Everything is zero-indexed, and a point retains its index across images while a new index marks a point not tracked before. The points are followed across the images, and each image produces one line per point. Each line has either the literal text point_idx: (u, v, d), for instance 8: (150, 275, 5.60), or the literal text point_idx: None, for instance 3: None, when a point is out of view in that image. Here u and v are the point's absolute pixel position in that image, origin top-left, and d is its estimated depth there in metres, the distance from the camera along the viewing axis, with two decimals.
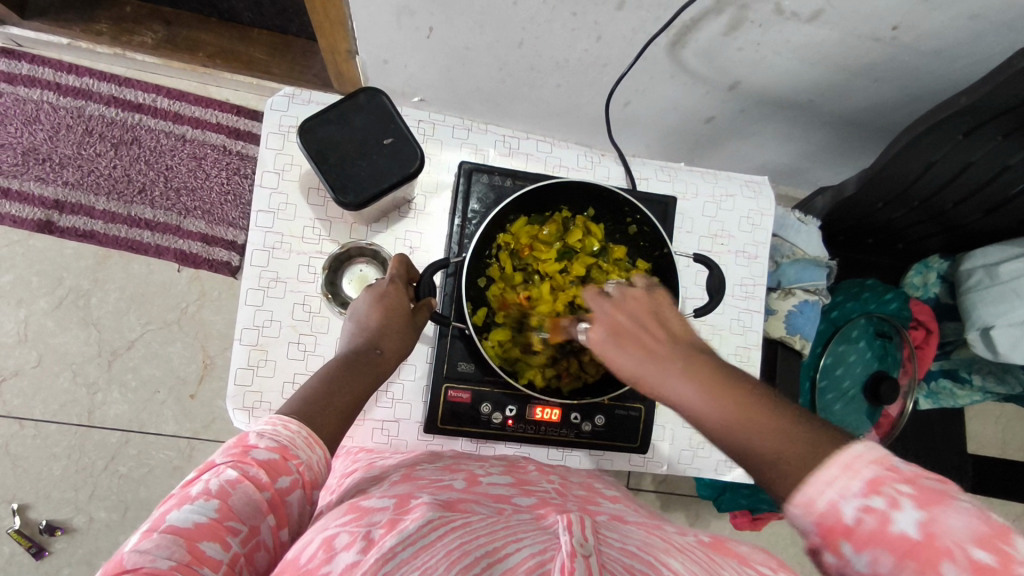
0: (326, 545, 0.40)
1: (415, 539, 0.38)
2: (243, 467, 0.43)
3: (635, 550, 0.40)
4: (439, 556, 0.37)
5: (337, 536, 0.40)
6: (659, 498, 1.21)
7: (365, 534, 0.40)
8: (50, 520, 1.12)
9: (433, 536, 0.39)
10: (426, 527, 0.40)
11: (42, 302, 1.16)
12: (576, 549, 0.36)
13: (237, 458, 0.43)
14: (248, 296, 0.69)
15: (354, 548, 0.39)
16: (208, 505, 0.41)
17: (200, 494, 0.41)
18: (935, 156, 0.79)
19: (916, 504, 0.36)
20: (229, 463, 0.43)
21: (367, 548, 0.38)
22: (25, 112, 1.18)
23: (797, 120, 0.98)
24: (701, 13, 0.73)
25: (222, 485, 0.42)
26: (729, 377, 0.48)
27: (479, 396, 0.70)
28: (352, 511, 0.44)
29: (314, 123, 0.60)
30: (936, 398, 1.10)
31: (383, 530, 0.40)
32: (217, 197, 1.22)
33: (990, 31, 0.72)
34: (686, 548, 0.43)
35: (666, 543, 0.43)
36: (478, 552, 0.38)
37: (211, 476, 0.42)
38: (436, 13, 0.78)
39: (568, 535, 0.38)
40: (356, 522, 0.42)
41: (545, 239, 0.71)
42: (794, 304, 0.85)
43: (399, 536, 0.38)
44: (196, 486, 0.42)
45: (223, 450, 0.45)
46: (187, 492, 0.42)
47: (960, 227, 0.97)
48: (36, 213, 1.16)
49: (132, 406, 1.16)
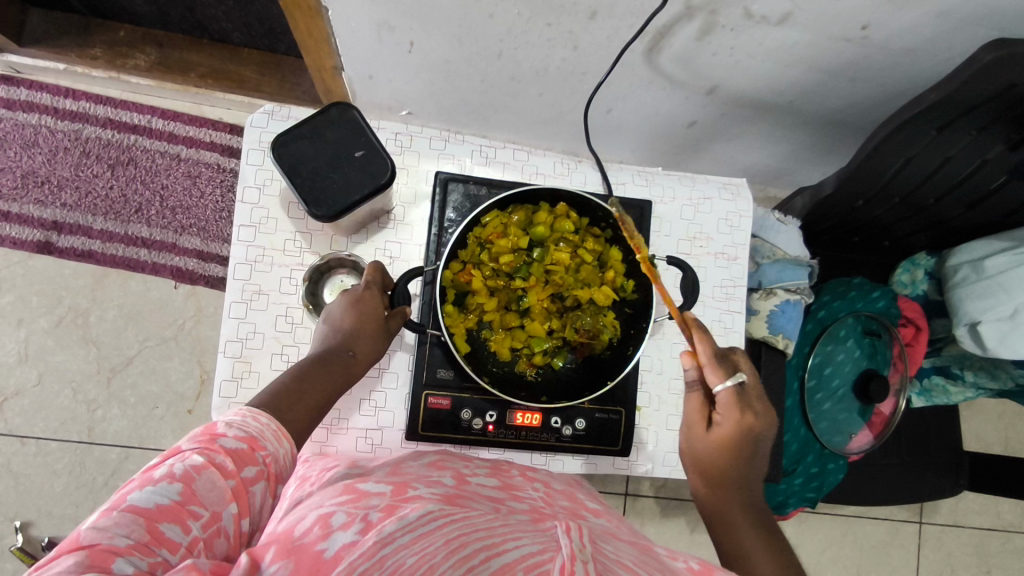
0: (322, 521, 0.41)
1: (414, 527, 0.39)
2: (209, 453, 0.43)
3: (631, 563, 0.42)
4: (438, 543, 0.39)
5: (336, 514, 0.41)
6: (656, 504, 1.21)
7: (363, 516, 0.41)
8: (52, 537, 1.13)
9: (433, 526, 0.40)
10: (427, 517, 0.40)
11: (41, 321, 1.18)
12: (576, 553, 0.38)
13: (204, 444, 0.44)
14: (231, 309, 0.70)
15: (351, 529, 0.40)
16: (171, 488, 0.41)
17: (163, 477, 0.42)
18: (912, 151, 0.80)
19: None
20: (195, 449, 0.44)
21: (365, 530, 0.39)
22: (24, 136, 1.20)
23: (778, 122, 0.99)
24: (672, 20, 0.74)
25: (186, 470, 0.42)
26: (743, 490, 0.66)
27: (459, 402, 0.71)
28: (349, 492, 0.44)
29: (288, 138, 0.61)
30: (928, 396, 1.08)
31: (381, 514, 0.41)
32: (212, 213, 1.24)
33: (959, 28, 0.72)
34: (675, 572, 0.45)
35: (657, 564, 0.45)
36: (477, 544, 0.39)
37: (175, 461, 0.43)
38: (415, 27, 0.80)
39: (569, 539, 0.39)
40: (353, 502, 0.43)
41: (514, 230, 0.69)
42: (776, 304, 0.84)
43: (399, 522, 0.39)
44: (159, 470, 0.42)
45: (189, 437, 0.45)
46: (150, 474, 0.42)
47: (944, 222, 0.97)
48: (36, 234, 1.18)
49: (131, 422, 1.18)
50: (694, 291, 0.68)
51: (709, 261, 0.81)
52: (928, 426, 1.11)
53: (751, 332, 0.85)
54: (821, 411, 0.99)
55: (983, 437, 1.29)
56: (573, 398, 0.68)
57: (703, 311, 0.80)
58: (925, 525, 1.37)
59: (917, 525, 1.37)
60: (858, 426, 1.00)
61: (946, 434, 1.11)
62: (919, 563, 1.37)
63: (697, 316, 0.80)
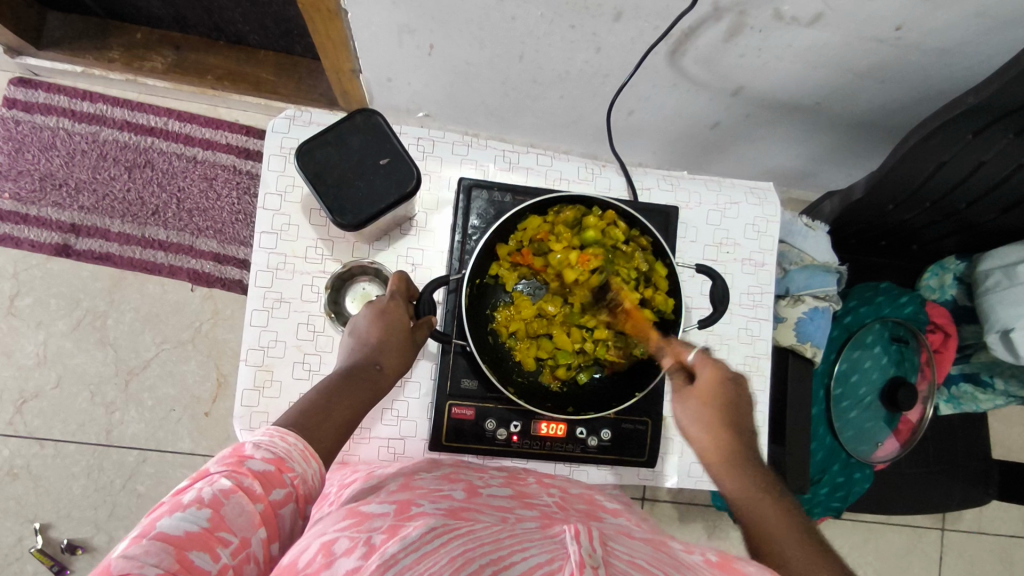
0: (325, 549, 0.39)
1: (418, 546, 0.37)
2: (237, 477, 0.43)
3: (645, 563, 0.39)
4: (443, 562, 0.36)
5: (337, 540, 0.40)
6: (675, 509, 1.19)
7: (365, 539, 0.39)
8: (71, 539, 1.14)
9: (437, 543, 0.38)
10: (430, 534, 0.38)
11: (60, 324, 1.18)
12: (585, 559, 0.35)
13: (232, 467, 0.43)
14: (253, 317, 0.70)
15: (355, 554, 0.38)
16: (200, 513, 0.40)
17: (192, 502, 0.41)
18: (945, 155, 0.78)
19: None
20: (223, 472, 0.43)
21: (367, 555, 0.37)
22: (42, 139, 1.21)
23: (804, 123, 0.97)
24: (699, 21, 0.72)
25: (215, 495, 0.41)
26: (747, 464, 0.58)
27: (483, 412, 0.70)
28: (351, 516, 0.43)
29: (312, 146, 0.60)
30: (957, 403, 1.06)
31: (384, 536, 0.39)
32: (228, 216, 1.23)
33: (997, 28, 0.70)
34: (693, 565, 0.42)
35: (672, 559, 0.42)
36: (483, 560, 0.37)
37: (204, 485, 0.42)
38: (436, 30, 0.79)
39: (576, 545, 0.36)
40: (356, 526, 0.41)
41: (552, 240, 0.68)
42: (804, 312, 0.83)
43: (403, 542, 0.37)
44: (188, 494, 0.41)
45: (216, 459, 0.45)
46: (179, 499, 0.41)
47: (975, 227, 0.94)
48: (54, 237, 1.19)
49: (149, 425, 1.18)
50: (722, 301, 0.66)
51: (735, 267, 0.79)
52: (955, 433, 1.09)
53: (779, 339, 0.83)
54: (847, 419, 0.97)
55: (1010, 444, 1.27)
56: (601, 410, 0.67)
57: (730, 319, 0.78)
58: (948, 532, 1.35)
59: (940, 532, 1.34)
60: (884, 435, 0.98)
61: (974, 441, 1.09)
62: (943, 571, 1.34)
63: (723, 324, 0.78)
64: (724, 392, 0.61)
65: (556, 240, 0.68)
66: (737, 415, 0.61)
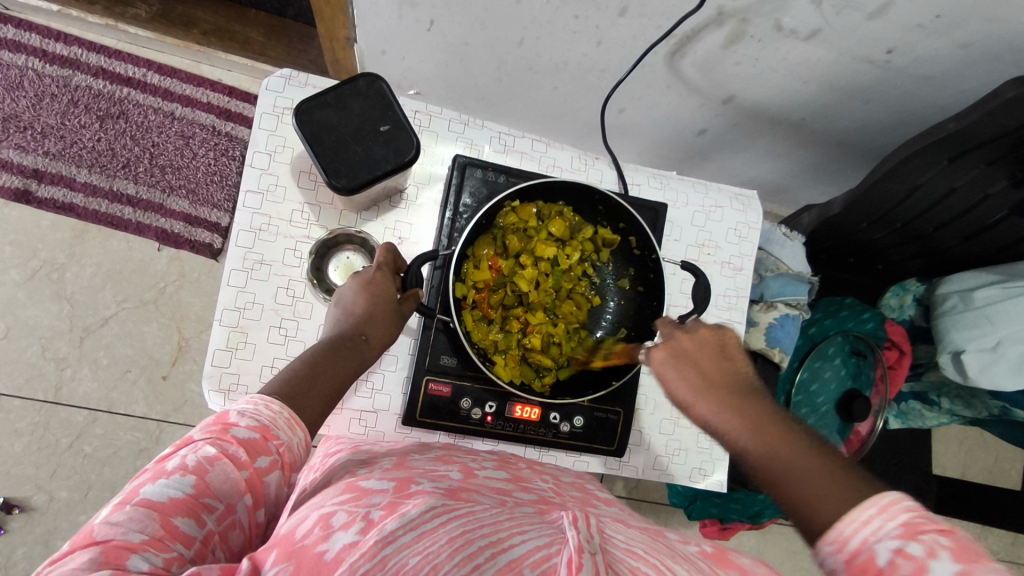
0: (323, 521, 0.37)
1: (416, 524, 0.36)
2: (222, 444, 0.42)
3: (642, 552, 0.39)
4: (441, 541, 0.35)
5: (336, 514, 0.38)
6: (630, 505, 1.22)
7: (364, 514, 0.37)
8: (8, 498, 1.08)
9: (436, 522, 0.37)
10: (429, 513, 0.37)
11: (14, 273, 1.12)
12: (584, 545, 0.36)
13: (217, 435, 0.43)
14: (231, 277, 0.68)
15: (352, 528, 0.36)
16: (184, 480, 0.40)
17: (176, 469, 0.41)
18: (921, 179, 0.81)
19: (953, 557, 0.37)
20: (208, 440, 0.42)
21: (366, 530, 0.36)
22: (8, 77, 1.15)
23: (787, 138, 0.99)
24: (702, 25, 0.73)
25: (199, 462, 0.41)
26: (771, 415, 0.51)
27: (459, 390, 0.70)
28: (350, 490, 0.41)
29: (312, 105, 0.59)
30: (905, 418, 1.13)
31: (383, 512, 0.38)
32: (203, 176, 1.20)
33: (979, 62, 0.73)
34: (689, 556, 0.42)
35: (670, 549, 0.42)
36: (481, 541, 0.36)
37: (188, 452, 0.42)
38: (439, 5, 0.78)
39: (574, 530, 0.37)
40: (355, 501, 0.39)
41: (533, 234, 0.70)
42: (775, 317, 0.86)
43: (401, 520, 0.36)
44: (172, 461, 0.42)
45: (201, 426, 0.44)
46: (163, 466, 0.41)
47: (938, 252, 0.99)
48: (14, 181, 1.13)
49: (102, 385, 1.13)
50: (704, 300, 0.67)
51: (715, 269, 0.81)
52: (899, 444, 1.16)
53: (750, 343, 0.87)
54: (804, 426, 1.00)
55: (946, 462, 1.33)
56: (576, 397, 0.68)
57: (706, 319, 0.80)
58: None
59: None
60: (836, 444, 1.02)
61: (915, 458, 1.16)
62: None
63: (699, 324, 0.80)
64: (706, 347, 0.56)
65: (533, 234, 0.70)
66: (710, 359, 0.56)
